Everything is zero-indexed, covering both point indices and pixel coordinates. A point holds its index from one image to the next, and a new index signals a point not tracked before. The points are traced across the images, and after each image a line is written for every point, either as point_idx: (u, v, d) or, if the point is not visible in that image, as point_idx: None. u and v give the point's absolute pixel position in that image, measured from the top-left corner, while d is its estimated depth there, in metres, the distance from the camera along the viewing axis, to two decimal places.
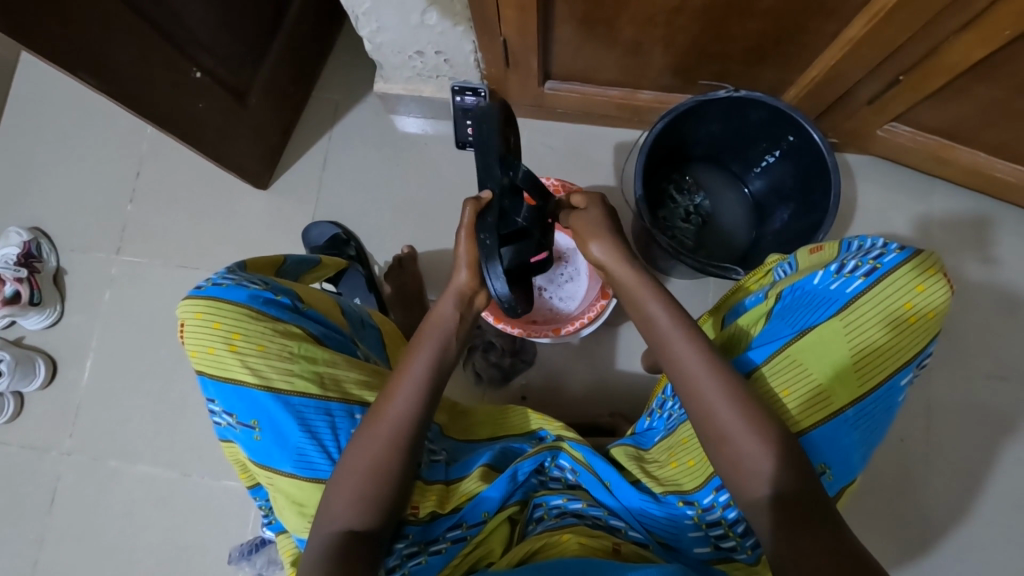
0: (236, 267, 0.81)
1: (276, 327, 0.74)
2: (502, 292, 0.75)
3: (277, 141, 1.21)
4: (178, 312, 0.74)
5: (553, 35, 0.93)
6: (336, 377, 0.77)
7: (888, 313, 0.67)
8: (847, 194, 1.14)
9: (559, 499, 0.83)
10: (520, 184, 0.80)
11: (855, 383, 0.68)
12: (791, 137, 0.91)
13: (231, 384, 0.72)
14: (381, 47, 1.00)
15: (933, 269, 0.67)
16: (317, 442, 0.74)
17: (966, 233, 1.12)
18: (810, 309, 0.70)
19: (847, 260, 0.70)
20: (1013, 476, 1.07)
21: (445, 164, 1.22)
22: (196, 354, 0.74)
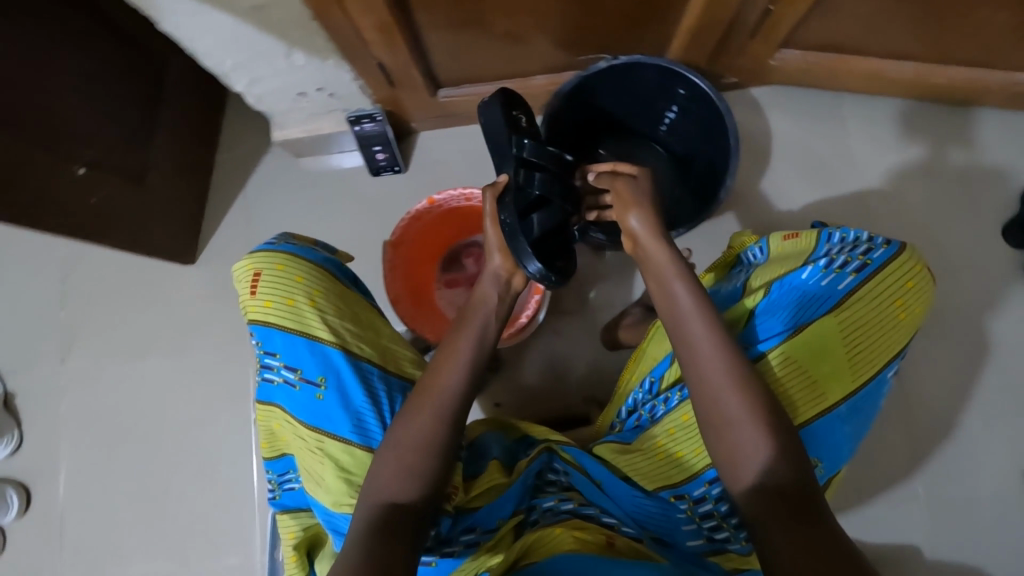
0: (301, 239, 0.92)
1: (349, 295, 0.87)
2: (537, 272, 0.80)
3: (193, 212, 1.19)
4: (258, 264, 0.83)
5: (428, 45, 0.92)
6: (392, 350, 0.87)
7: (878, 308, 0.68)
8: (759, 128, 1.14)
9: (552, 500, 0.80)
10: (529, 158, 0.81)
11: (849, 377, 0.68)
12: (682, 90, 0.91)
13: (305, 338, 0.81)
14: (264, 98, 0.97)
15: (919, 264, 0.70)
16: (377, 410, 0.82)
17: (880, 138, 1.13)
18: (803, 305, 0.68)
19: (837, 255, 0.69)
20: (989, 363, 1.07)
21: (363, 194, 1.21)
22: (272, 302, 0.82)
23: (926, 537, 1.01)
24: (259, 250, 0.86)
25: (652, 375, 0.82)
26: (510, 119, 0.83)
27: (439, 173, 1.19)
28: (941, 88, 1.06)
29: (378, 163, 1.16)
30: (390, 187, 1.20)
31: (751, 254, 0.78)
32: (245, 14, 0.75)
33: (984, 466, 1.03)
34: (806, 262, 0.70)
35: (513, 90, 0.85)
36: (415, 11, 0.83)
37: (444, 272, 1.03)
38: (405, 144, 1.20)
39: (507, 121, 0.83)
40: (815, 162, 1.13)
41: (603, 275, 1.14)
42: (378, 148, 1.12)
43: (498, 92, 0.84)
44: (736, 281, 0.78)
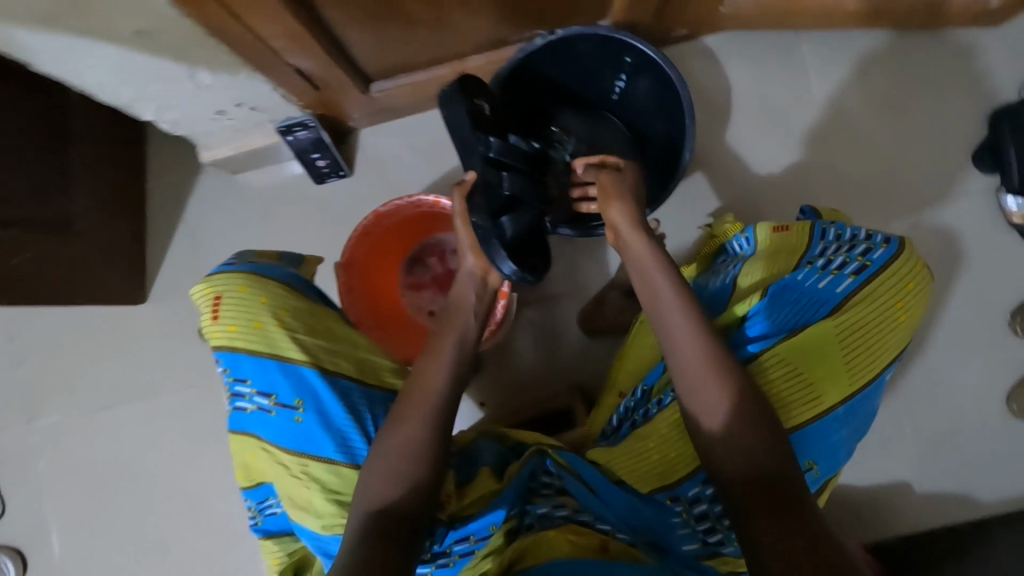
0: (262, 256, 0.83)
1: (320, 309, 0.78)
2: (513, 271, 0.75)
3: (132, 248, 1.11)
4: (217, 287, 0.75)
5: (347, 40, 0.83)
6: (372, 363, 0.78)
7: (878, 311, 0.65)
8: (718, 79, 1.09)
9: (545, 506, 0.75)
10: (498, 156, 0.74)
11: (847, 381, 0.64)
12: (628, 59, 0.86)
13: (277, 360, 0.72)
14: (180, 122, 0.89)
15: (919, 266, 0.67)
16: (361, 426, 0.73)
17: (844, 74, 1.08)
18: (799, 308, 0.65)
19: (835, 256, 0.67)
20: (977, 294, 1.05)
21: (311, 204, 1.13)
22: (236, 327, 0.74)
23: (916, 472, 1.03)
24: (217, 271, 0.77)
25: (644, 384, 0.78)
26: (471, 109, 0.76)
27: (388, 171, 1.12)
28: (901, 14, 1.00)
29: (320, 170, 1.08)
30: (337, 193, 1.13)
31: (738, 243, 0.76)
32: (128, 41, 0.66)
33: (969, 396, 1.04)
34: (800, 263, 0.68)
35: (470, 77, 0.77)
36: (324, 8, 0.74)
37: (407, 276, 0.98)
38: (347, 144, 1.12)
39: (470, 113, 0.76)
40: (779, 108, 1.08)
41: (573, 256, 1.09)
42: (317, 155, 1.04)
43: (455, 83, 0.76)
44: (722, 275, 0.73)
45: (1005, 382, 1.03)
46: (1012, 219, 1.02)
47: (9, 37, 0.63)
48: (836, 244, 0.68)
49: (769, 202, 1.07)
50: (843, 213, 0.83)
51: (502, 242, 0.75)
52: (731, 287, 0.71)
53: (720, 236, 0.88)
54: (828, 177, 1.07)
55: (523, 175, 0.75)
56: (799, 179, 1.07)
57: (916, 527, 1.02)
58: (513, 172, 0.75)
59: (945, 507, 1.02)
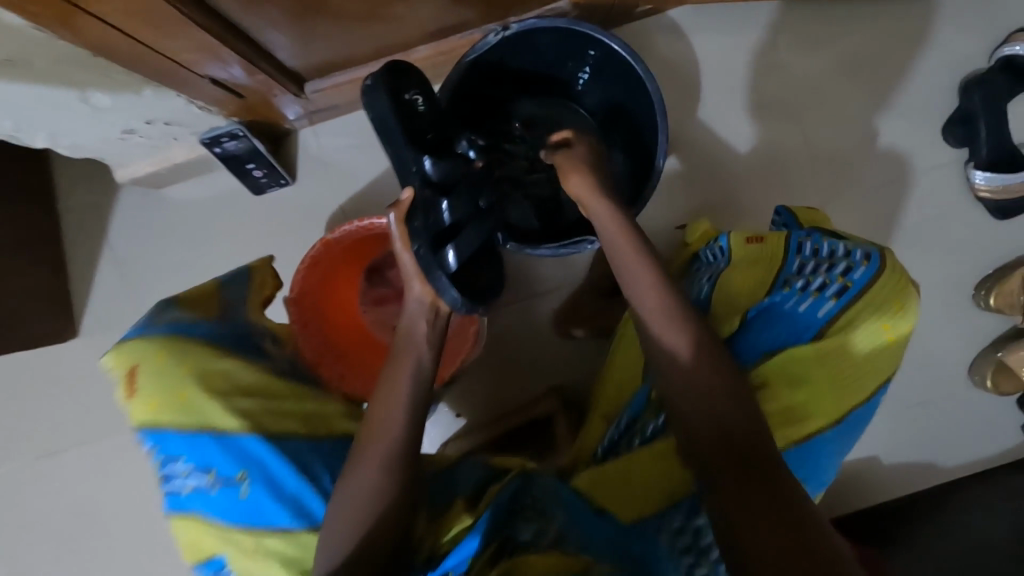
0: (188, 307, 0.74)
1: (256, 365, 0.70)
2: (459, 302, 0.64)
3: (50, 282, 0.99)
4: (127, 359, 0.65)
5: (267, 42, 0.72)
6: (320, 414, 0.72)
7: (863, 334, 0.64)
8: (683, 56, 1.01)
9: (528, 531, 0.67)
10: (434, 177, 0.65)
11: (835, 403, 0.64)
12: (592, 53, 0.80)
13: (212, 433, 0.64)
14: (82, 146, 0.77)
15: (906, 285, 0.65)
16: (318, 486, 0.66)
17: (813, 45, 1.02)
18: (779, 331, 0.66)
19: (815, 277, 0.67)
20: (946, 267, 1.05)
21: (251, 217, 1.02)
22: (155, 403, 0.64)
23: (885, 446, 1.07)
24: (127, 340, 0.67)
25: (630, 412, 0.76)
26: (402, 106, 0.66)
27: (334, 175, 1.01)
28: None
29: (258, 180, 0.97)
30: (279, 203, 1.02)
31: (713, 252, 0.76)
32: None
33: (935, 369, 1.06)
34: (778, 283, 0.68)
35: (396, 63, 0.66)
36: (233, 11, 0.63)
37: (367, 290, 0.90)
38: (284, 148, 1.00)
39: (397, 106, 0.65)
40: (748, 84, 1.02)
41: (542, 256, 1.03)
42: (252, 165, 0.93)
43: (375, 71, 0.66)
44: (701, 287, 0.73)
45: (971, 351, 1.05)
46: (978, 192, 1.01)
47: None
48: (815, 262, 0.68)
49: (742, 187, 1.02)
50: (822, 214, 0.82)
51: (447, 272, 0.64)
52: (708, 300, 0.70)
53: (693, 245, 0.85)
54: (800, 158, 1.03)
55: (462, 198, 0.65)
56: (770, 162, 1.03)
57: (885, 497, 1.07)
58: (456, 194, 0.65)
59: (911, 476, 1.07)
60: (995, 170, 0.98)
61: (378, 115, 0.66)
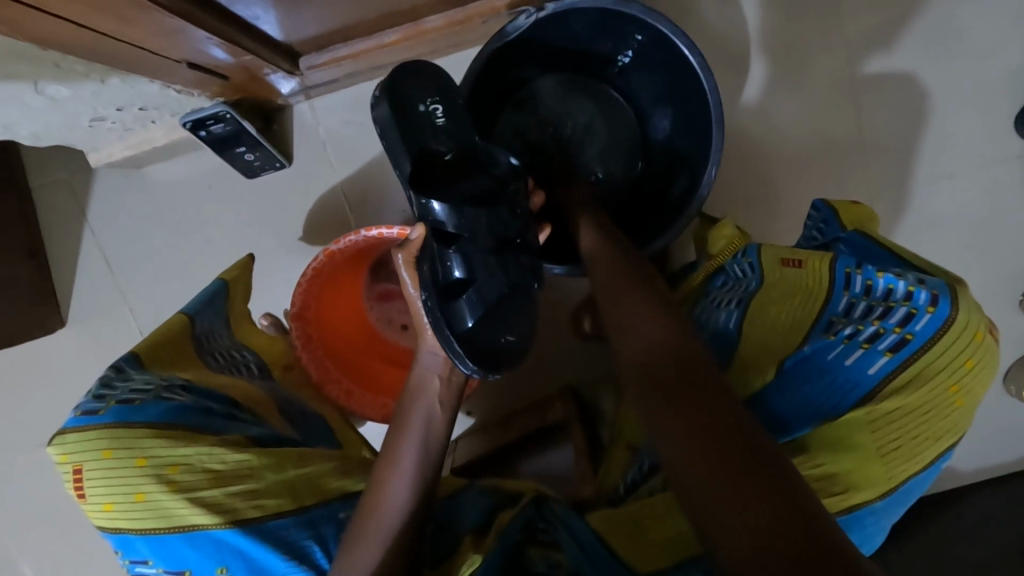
0: (150, 369, 0.66)
1: (219, 442, 0.60)
2: (473, 371, 0.58)
3: (30, 271, 0.92)
4: (74, 459, 0.59)
5: (253, 20, 0.61)
6: (312, 479, 0.63)
7: (924, 397, 0.48)
8: (730, 29, 0.89)
9: (541, 565, 0.64)
10: (448, 227, 0.59)
11: (887, 477, 0.49)
12: (638, 36, 0.69)
13: (179, 532, 0.58)
14: (46, 135, 0.67)
15: (982, 336, 0.48)
16: (306, 564, 0.60)
17: (881, 18, 0.89)
18: (817, 391, 0.51)
19: (864, 323, 0.50)
20: (995, 272, 0.97)
21: (243, 203, 0.94)
22: (111, 504, 0.59)
23: None
24: (70, 430, 0.60)
25: (644, 448, 0.71)
26: (414, 118, 0.63)
27: (334, 157, 0.91)
28: None
29: (250, 163, 0.87)
30: (273, 188, 0.93)
31: (740, 268, 0.62)
32: None
33: None
34: (821, 326, 0.52)
35: (405, 65, 0.63)
36: None
37: (374, 285, 0.89)
38: (278, 126, 0.90)
39: (404, 117, 0.62)
40: (800, 62, 0.91)
41: None
42: (243, 149, 0.83)
43: (386, 79, 0.63)
44: (724, 314, 0.60)
45: (1008, 360, 1.00)
46: None
47: None
48: (867, 303, 0.51)
49: (782, 180, 0.93)
50: (865, 206, 0.65)
51: (457, 331, 0.59)
52: (736, 334, 0.57)
53: (716, 257, 0.68)
54: (849, 148, 0.93)
55: (474, 245, 0.59)
56: (816, 152, 0.93)
57: None
58: (471, 240, 0.59)
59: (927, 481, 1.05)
60: None
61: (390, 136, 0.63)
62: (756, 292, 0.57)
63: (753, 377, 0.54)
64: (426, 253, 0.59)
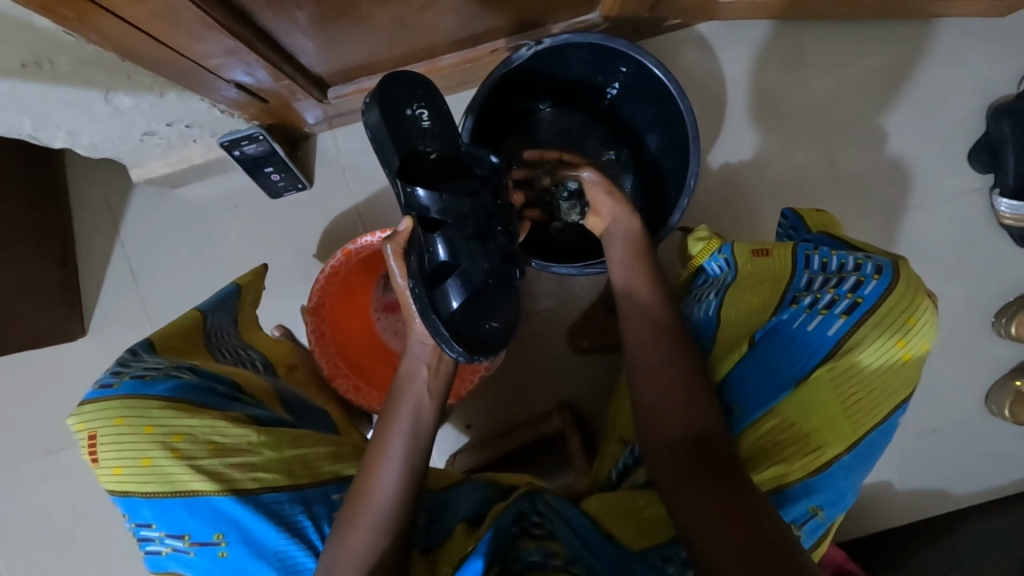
0: (162, 354, 0.72)
1: (221, 417, 0.66)
2: (460, 353, 0.66)
3: (60, 278, 0.97)
4: (90, 425, 0.64)
5: (295, 49, 0.71)
6: (306, 459, 0.70)
7: (876, 354, 0.56)
8: (711, 73, 1.00)
9: (537, 553, 0.66)
10: (434, 216, 0.67)
11: (851, 429, 0.57)
12: (623, 68, 0.79)
13: (180, 497, 0.63)
14: (99, 145, 0.75)
15: (921, 296, 0.57)
16: (299, 538, 0.67)
17: (844, 67, 1.01)
18: (787, 357, 0.58)
19: (821, 292, 0.57)
20: (967, 294, 1.03)
21: (266, 221, 1.02)
22: (120, 468, 0.64)
23: (897, 471, 1.05)
24: (88, 402, 0.66)
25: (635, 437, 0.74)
26: (404, 123, 0.71)
27: (352, 178, 1.00)
28: (907, 5, 0.93)
29: (276, 185, 0.96)
30: (295, 206, 1.01)
31: (717, 265, 0.69)
32: (15, 73, 0.53)
33: (951, 396, 1.05)
34: (786, 300, 0.60)
35: (393, 81, 0.72)
36: (267, 19, 0.62)
37: (383, 295, 0.94)
38: (303, 151, 0.99)
39: (395, 122, 0.71)
40: (774, 102, 1.01)
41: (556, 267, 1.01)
42: (271, 169, 0.92)
43: (378, 89, 0.72)
44: (705, 305, 0.66)
45: (989, 380, 1.04)
46: (1003, 220, 0.99)
47: None
48: (823, 277, 0.59)
49: (763, 206, 1.01)
50: (831, 214, 0.73)
51: (443, 315, 0.67)
52: (715, 320, 0.63)
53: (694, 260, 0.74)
54: (822, 178, 1.01)
55: (458, 232, 0.67)
56: (792, 181, 1.01)
57: (894, 523, 1.06)
58: (456, 229, 0.67)
59: (923, 502, 1.05)
60: (1020, 199, 0.96)
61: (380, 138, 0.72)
62: (731, 282, 0.65)
63: (729, 352, 0.60)
64: (414, 243, 0.67)
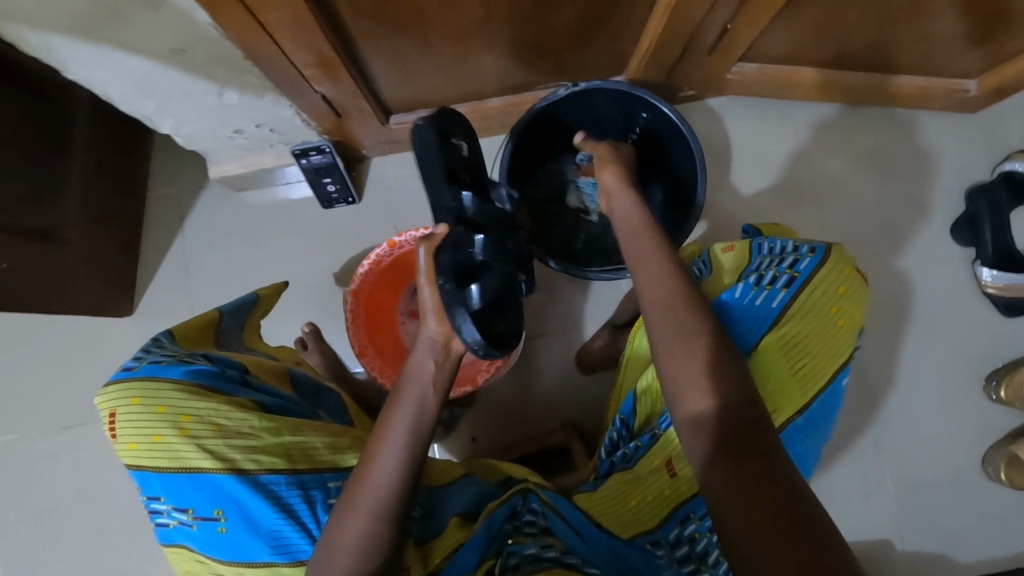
0: (180, 345, 0.81)
1: (226, 402, 0.72)
2: (481, 345, 0.73)
3: (123, 259, 1.08)
4: (110, 403, 0.72)
5: (373, 73, 0.85)
6: (305, 447, 0.76)
7: (813, 322, 0.67)
8: (719, 139, 1.14)
9: (534, 546, 0.69)
10: (472, 216, 0.78)
11: (800, 392, 0.67)
12: (643, 114, 0.94)
13: (185, 473, 0.69)
14: (194, 137, 0.88)
15: (848, 269, 0.69)
16: (294, 521, 0.72)
17: (836, 146, 1.15)
18: (740, 328, 0.66)
19: (765, 271, 0.68)
20: (956, 355, 1.09)
21: (314, 229, 1.13)
22: (134, 445, 0.71)
23: (896, 530, 1.05)
24: (111, 383, 0.74)
25: (622, 413, 0.81)
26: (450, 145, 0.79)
27: (396, 197, 1.13)
28: (890, 97, 1.08)
29: (330, 195, 1.08)
30: (341, 217, 1.13)
31: (696, 268, 0.78)
32: (161, 57, 0.67)
33: (947, 456, 1.07)
34: (738, 280, 0.69)
35: (453, 109, 0.82)
36: (358, 43, 0.76)
37: (408, 302, 1.01)
38: (356, 171, 1.13)
39: (444, 142, 0.79)
40: (773, 169, 1.14)
41: (571, 294, 1.10)
42: (328, 179, 1.04)
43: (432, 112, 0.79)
44: None
45: (985, 441, 1.07)
46: (986, 288, 1.08)
47: (41, 43, 0.64)
48: (768, 258, 0.70)
49: None
50: (784, 225, 0.83)
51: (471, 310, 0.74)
52: None
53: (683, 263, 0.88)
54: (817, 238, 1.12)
55: (487, 235, 0.79)
56: None
57: None
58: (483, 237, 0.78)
59: (924, 566, 1.04)
60: (1000, 268, 1.06)
61: (426, 150, 0.78)
62: (711, 278, 0.74)
63: None
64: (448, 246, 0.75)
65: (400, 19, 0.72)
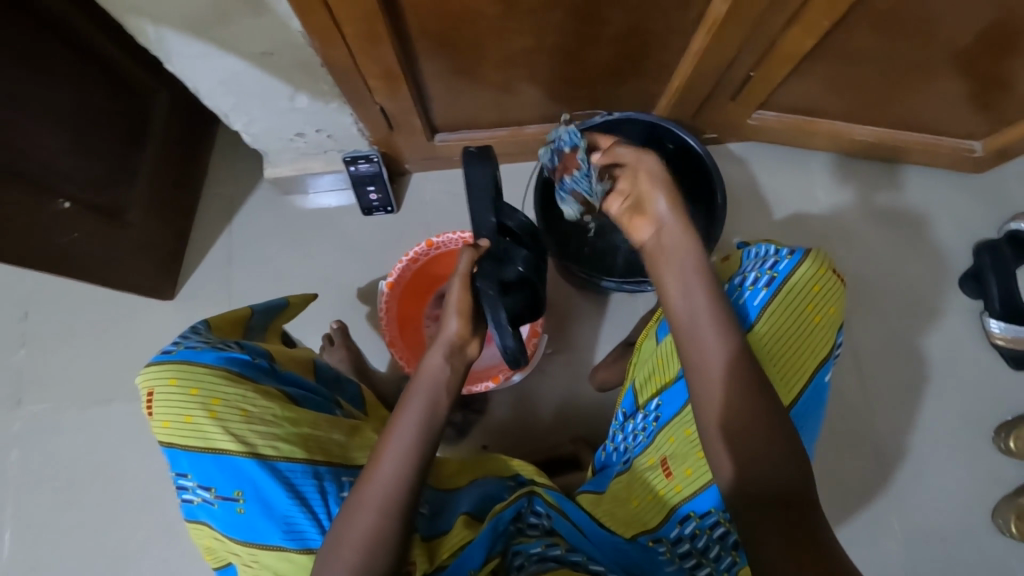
0: (213, 334, 0.85)
1: (253, 390, 0.76)
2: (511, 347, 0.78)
3: (172, 247, 1.15)
4: (147, 381, 0.75)
5: (427, 92, 0.95)
6: (321, 441, 0.78)
7: (791, 319, 0.71)
8: (737, 181, 1.22)
9: (538, 546, 0.72)
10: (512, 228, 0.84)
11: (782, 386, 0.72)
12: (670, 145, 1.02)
13: (212, 454, 0.73)
14: (260, 137, 0.97)
15: (825, 269, 0.72)
16: (306, 508, 0.74)
17: (849, 195, 1.21)
18: None
19: (748, 273, 0.73)
20: (965, 404, 1.11)
21: (351, 234, 1.20)
22: (167, 423, 0.74)
23: None
24: (151, 363, 0.77)
25: (624, 408, 0.85)
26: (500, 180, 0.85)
27: (431, 210, 1.20)
28: (899, 152, 1.15)
29: (371, 203, 1.16)
30: (378, 225, 1.20)
31: None
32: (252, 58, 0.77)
33: (956, 506, 1.07)
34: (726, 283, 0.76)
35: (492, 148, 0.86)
36: (419, 62, 0.86)
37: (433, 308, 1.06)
38: (397, 184, 1.21)
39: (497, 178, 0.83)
40: (788, 212, 1.20)
41: (589, 313, 1.14)
42: (371, 187, 1.13)
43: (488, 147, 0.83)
44: None
45: (995, 493, 1.07)
46: (994, 339, 1.11)
47: (156, 36, 0.73)
48: (753, 261, 0.75)
49: None
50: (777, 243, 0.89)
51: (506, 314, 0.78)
52: None
53: None
54: None
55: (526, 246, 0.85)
56: None
57: None
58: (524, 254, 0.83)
59: None
60: (1008, 321, 1.10)
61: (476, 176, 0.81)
62: None
63: None
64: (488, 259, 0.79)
65: (460, 43, 0.81)
